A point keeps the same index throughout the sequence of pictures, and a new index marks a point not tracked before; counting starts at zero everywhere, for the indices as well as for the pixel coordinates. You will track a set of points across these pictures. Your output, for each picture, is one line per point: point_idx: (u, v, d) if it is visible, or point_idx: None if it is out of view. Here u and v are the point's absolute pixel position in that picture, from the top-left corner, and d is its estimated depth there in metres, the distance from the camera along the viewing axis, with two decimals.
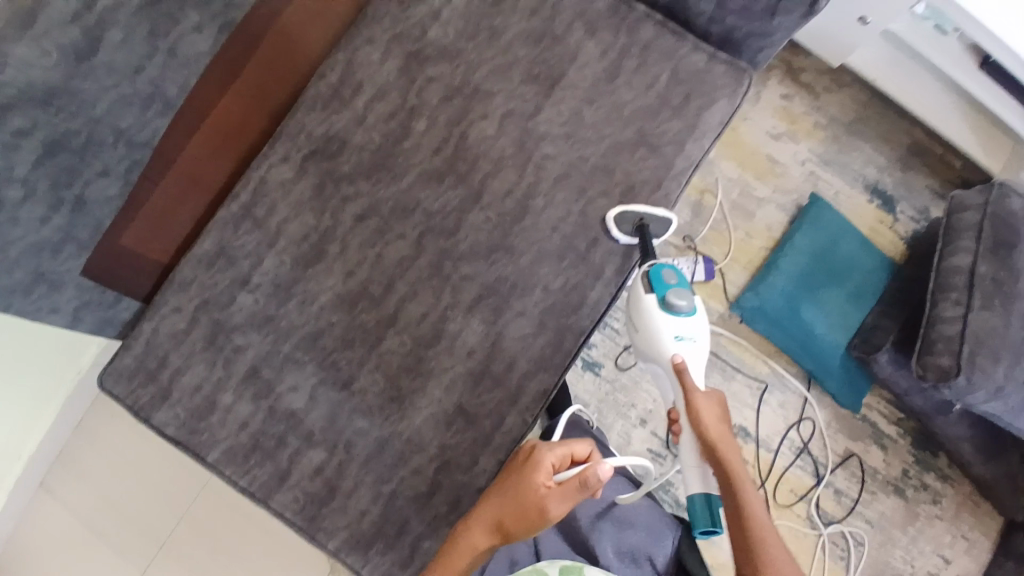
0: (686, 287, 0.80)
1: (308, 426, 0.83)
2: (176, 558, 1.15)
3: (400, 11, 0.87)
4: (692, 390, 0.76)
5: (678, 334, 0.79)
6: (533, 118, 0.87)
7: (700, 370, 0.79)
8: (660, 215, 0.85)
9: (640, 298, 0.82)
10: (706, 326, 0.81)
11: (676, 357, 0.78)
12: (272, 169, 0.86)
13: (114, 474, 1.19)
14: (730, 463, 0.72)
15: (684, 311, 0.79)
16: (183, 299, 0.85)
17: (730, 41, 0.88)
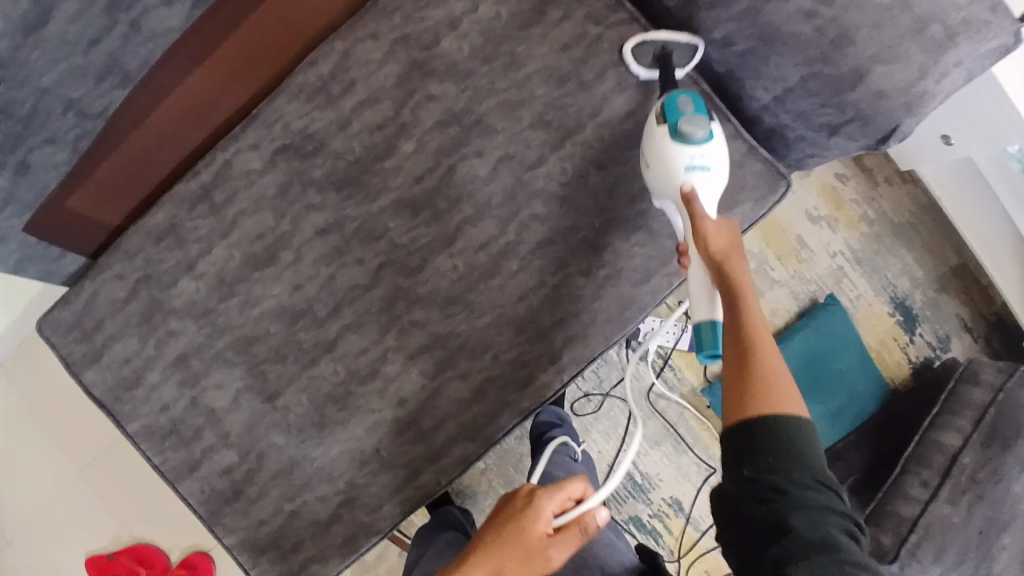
0: (704, 114, 0.68)
1: (225, 426, 0.81)
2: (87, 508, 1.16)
3: (415, 11, 0.78)
4: (701, 216, 0.65)
5: (692, 163, 0.67)
6: (531, 170, 0.78)
7: (711, 199, 0.68)
8: (684, 43, 0.72)
9: (650, 129, 0.70)
10: (724, 157, 0.69)
11: (686, 185, 0.67)
12: (240, 154, 0.79)
13: (60, 379, 1.17)
14: (737, 281, 0.62)
15: (699, 138, 0.67)
16: (127, 267, 0.81)
17: (780, 135, 0.74)
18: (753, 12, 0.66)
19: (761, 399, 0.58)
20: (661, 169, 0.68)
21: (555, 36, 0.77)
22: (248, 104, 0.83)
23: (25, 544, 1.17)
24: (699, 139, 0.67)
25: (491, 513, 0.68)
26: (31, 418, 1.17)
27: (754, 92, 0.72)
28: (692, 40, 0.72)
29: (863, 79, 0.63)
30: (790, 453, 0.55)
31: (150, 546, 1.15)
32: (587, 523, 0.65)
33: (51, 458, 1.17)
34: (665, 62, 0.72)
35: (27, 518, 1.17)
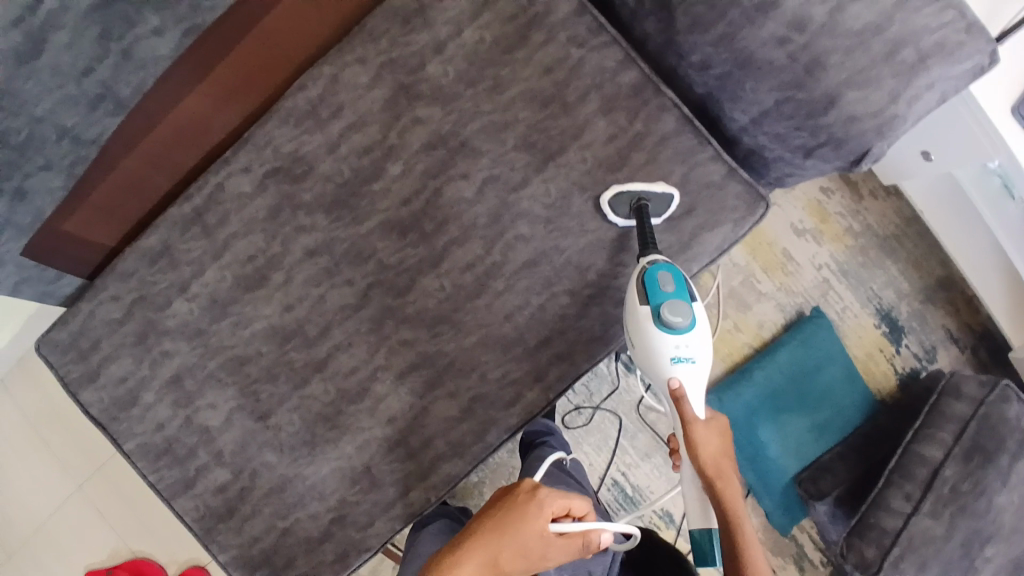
0: (686, 298, 0.69)
1: (219, 444, 0.83)
2: (87, 522, 1.18)
3: (401, 36, 0.79)
4: (690, 421, 0.69)
5: (677, 354, 0.70)
6: (516, 191, 0.79)
7: (699, 395, 0.72)
8: (659, 193, 0.76)
9: (632, 303, 0.70)
10: (705, 347, 0.72)
11: (673, 382, 0.70)
12: (231, 177, 0.81)
13: (59, 397, 1.18)
14: (726, 497, 0.68)
15: (681, 327, 0.69)
16: (122, 289, 0.83)
17: (758, 155, 0.76)
18: (730, 37, 0.66)
19: None
20: (649, 363, 0.71)
21: (538, 60, 0.79)
22: (240, 128, 0.85)
23: (26, 562, 1.18)
24: (681, 325, 0.69)
25: (490, 500, 0.70)
26: (31, 437, 1.18)
27: (732, 113, 0.73)
28: (666, 191, 0.75)
29: (835, 104, 0.64)
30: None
31: (148, 560, 1.16)
32: (590, 536, 0.66)
33: (51, 477, 1.18)
34: (642, 210, 0.75)
35: (29, 536, 1.19)
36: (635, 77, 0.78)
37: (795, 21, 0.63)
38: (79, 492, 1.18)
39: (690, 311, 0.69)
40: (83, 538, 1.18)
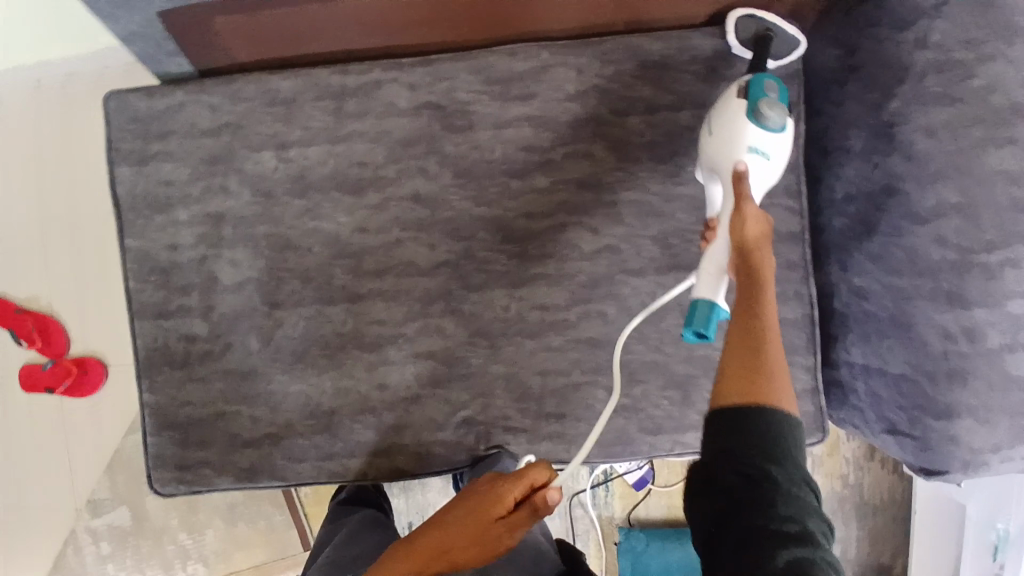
0: (785, 102, 0.65)
1: (214, 301, 0.78)
2: (37, 252, 1.13)
3: (628, 75, 0.75)
4: (743, 195, 0.59)
5: (754, 145, 0.63)
6: (627, 275, 0.76)
7: (759, 189, 0.64)
8: (788, 34, 0.72)
9: (726, 102, 0.66)
10: (787, 151, 0.65)
11: (739, 165, 0.62)
12: (391, 83, 0.76)
13: (94, 130, 1.11)
14: (762, 270, 0.55)
15: (773, 126, 0.63)
16: (225, 105, 0.77)
17: (841, 391, 0.77)
18: (903, 294, 0.66)
19: (755, 378, 0.50)
20: (718, 145, 0.65)
21: None
22: (433, 45, 0.79)
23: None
24: (772, 122, 0.63)
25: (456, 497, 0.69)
26: (44, 142, 1.12)
27: (851, 348, 0.74)
28: (796, 37, 0.72)
29: (947, 417, 0.65)
30: (777, 451, 0.47)
31: (60, 325, 1.12)
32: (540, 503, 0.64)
33: (25, 195, 1.12)
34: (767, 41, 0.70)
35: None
36: (795, 256, 0.75)
37: (968, 329, 0.63)
38: (51, 223, 1.12)
39: (787, 116, 0.63)
40: (25, 262, 1.13)
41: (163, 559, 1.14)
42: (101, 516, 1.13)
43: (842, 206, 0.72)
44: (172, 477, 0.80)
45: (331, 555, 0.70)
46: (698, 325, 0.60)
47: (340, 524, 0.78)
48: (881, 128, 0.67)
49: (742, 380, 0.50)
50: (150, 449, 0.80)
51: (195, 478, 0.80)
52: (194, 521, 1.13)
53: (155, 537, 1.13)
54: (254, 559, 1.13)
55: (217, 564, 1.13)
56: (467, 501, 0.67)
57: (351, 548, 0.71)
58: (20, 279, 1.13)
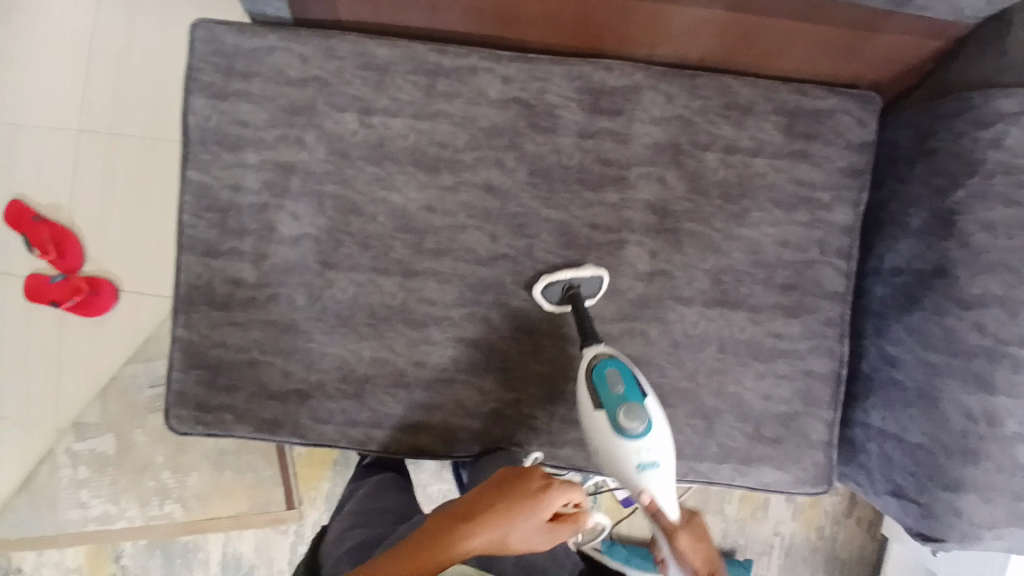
0: (638, 400, 0.69)
1: (269, 249, 0.78)
2: (74, 160, 1.13)
3: (715, 113, 0.76)
4: (671, 524, 0.70)
5: (641, 461, 0.69)
6: (676, 304, 0.78)
7: (671, 504, 0.71)
8: (588, 275, 0.77)
9: (589, 415, 0.70)
10: (670, 442, 0.70)
11: (644, 490, 0.69)
12: (486, 71, 0.76)
13: (160, 52, 1.12)
14: None
15: (641, 430, 0.68)
16: (316, 59, 0.77)
17: (850, 446, 0.82)
18: (935, 369, 0.71)
19: None
20: (615, 470, 0.70)
21: (789, 231, 0.77)
22: (512, 41, 0.80)
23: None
24: (637, 432, 0.68)
25: (498, 485, 0.70)
26: (108, 53, 1.12)
27: (869, 409, 0.78)
28: (596, 274, 0.77)
29: (954, 490, 0.70)
30: None
31: (76, 240, 1.12)
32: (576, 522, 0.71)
33: (75, 99, 1.13)
34: (576, 298, 0.76)
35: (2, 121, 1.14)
36: (834, 314, 0.79)
37: (990, 414, 0.68)
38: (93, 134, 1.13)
39: (647, 415, 0.68)
40: (60, 167, 1.13)
41: (141, 493, 1.16)
42: (84, 440, 1.15)
43: (888, 276, 0.77)
44: (190, 417, 0.79)
45: (358, 504, 0.83)
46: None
47: (363, 482, 0.91)
48: (944, 213, 0.70)
49: None
50: (174, 384, 0.79)
51: (216, 422, 0.79)
52: (182, 461, 1.15)
53: (137, 470, 1.15)
54: (236, 509, 1.15)
55: (195, 508, 1.15)
56: (517, 496, 0.68)
57: (375, 502, 0.84)
58: (54, 182, 1.14)
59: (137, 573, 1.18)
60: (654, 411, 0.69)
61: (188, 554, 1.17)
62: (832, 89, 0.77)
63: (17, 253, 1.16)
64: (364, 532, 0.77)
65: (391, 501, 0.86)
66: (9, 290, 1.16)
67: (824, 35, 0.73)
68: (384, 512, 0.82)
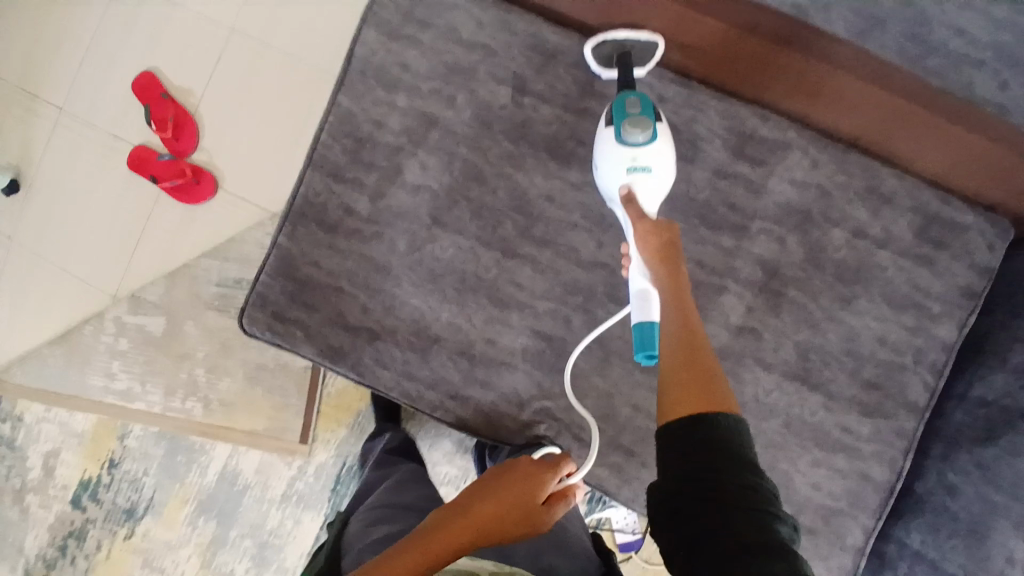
0: (649, 116, 0.72)
1: (389, 189, 0.81)
2: (217, 55, 1.19)
3: (852, 194, 0.77)
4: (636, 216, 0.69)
5: (634, 165, 0.71)
6: (757, 365, 0.78)
7: (653, 204, 0.72)
8: (643, 41, 0.77)
9: (601, 134, 0.75)
10: (669, 160, 0.72)
11: (626, 186, 0.71)
12: (644, 87, 0.78)
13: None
14: (678, 290, 0.64)
15: (642, 141, 0.71)
16: (492, 30, 0.80)
17: (882, 563, 0.79)
18: (994, 507, 0.68)
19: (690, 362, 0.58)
20: (607, 171, 0.73)
21: (887, 329, 0.77)
22: (676, 66, 0.80)
23: (150, 12, 1.21)
24: (637, 142, 0.71)
25: (491, 476, 0.72)
26: None
27: (912, 530, 0.76)
28: (651, 39, 0.77)
29: None
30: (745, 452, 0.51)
31: (196, 129, 1.18)
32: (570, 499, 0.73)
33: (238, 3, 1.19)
34: (626, 56, 0.76)
35: (165, 2, 1.21)
36: (910, 428, 0.77)
37: None
38: (244, 38, 1.19)
39: (652, 128, 0.71)
40: (203, 58, 1.19)
41: (171, 381, 1.18)
42: (137, 314, 1.19)
43: (973, 406, 0.75)
44: (263, 320, 0.81)
45: (383, 498, 0.83)
46: (648, 346, 0.68)
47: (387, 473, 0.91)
48: None
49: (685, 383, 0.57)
50: (259, 284, 0.82)
51: (285, 332, 0.81)
52: (222, 365, 1.18)
53: (175, 358, 1.18)
54: (252, 425, 1.17)
55: (216, 411, 1.18)
56: (509, 482, 0.70)
57: (398, 496, 0.84)
58: (193, 68, 1.19)
59: (138, 457, 1.19)
60: (659, 133, 0.72)
61: (193, 455, 1.18)
62: (973, 208, 0.77)
63: (136, 122, 1.21)
64: (388, 528, 0.76)
65: (414, 496, 0.85)
66: (117, 155, 1.22)
67: (985, 153, 0.73)
68: (406, 508, 0.82)
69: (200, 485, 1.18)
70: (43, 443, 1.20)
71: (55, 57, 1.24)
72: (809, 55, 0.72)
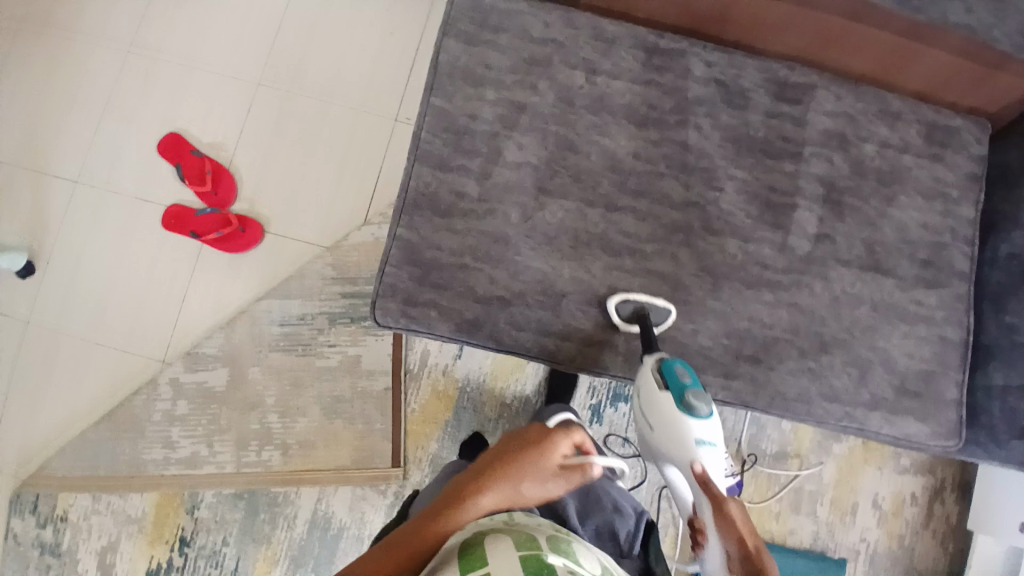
0: (701, 386, 0.78)
1: (495, 169, 0.89)
2: (245, 107, 1.23)
3: (871, 115, 0.94)
4: (719, 494, 0.72)
5: (700, 437, 0.76)
6: (837, 264, 0.91)
7: (717, 473, 0.77)
8: (659, 306, 0.87)
9: (654, 393, 0.79)
10: (722, 428, 0.79)
11: (696, 463, 0.76)
12: (693, 54, 0.93)
13: (348, 34, 1.26)
14: (754, 541, 0.69)
15: (703, 411, 0.77)
16: (557, 25, 0.93)
17: (973, 411, 0.93)
18: None
19: None
20: (673, 440, 0.77)
21: (925, 215, 0.93)
22: (712, 39, 0.98)
23: (167, 76, 1.24)
24: (702, 414, 0.77)
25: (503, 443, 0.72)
26: (300, 26, 1.26)
27: (993, 373, 0.91)
28: (667, 306, 0.86)
29: None
30: None
31: (233, 179, 1.20)
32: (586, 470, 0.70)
33: (258, 57, 1.25)
34: (646, 318, 0.85)
35: (182, 65, 1.24)
36: (964, 291, 0.93)
37: None
38: (269, 89, 1.24)
39: (710, 400, 0.77)
40: (230, 112, 1.23)
41: (240, 435, 1.13)
42: (195, 371, 1.14)
43: (1005, 261, 0.93)
44: (397, 309, 0.84)
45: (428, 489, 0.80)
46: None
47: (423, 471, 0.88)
48: None
49: None
50: (386, 276, 0.85)
51: (420, 316, 0.84)
52: (295, 404, 1.15)
53: (242, 410, 1.14)
54: (338, 462, 1.13)
55: (295, 456, 1.13)
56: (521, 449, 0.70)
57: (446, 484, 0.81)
58: (220, 122, 1.23)
59: (211, 528, 1.11)
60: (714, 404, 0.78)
61: (275, 510, 1.12)
62: (959, 115, 0.96)
63: (165, 182, 1.21)
64: None
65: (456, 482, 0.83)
66: (146, 217, 1.20)
67: (966, 72, 0.91)
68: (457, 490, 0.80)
69: (289, 539, 1.11)
70: (96, 539, 1.09)
71: (65, 132, 1.22)
72: (828, 13, 0.87)
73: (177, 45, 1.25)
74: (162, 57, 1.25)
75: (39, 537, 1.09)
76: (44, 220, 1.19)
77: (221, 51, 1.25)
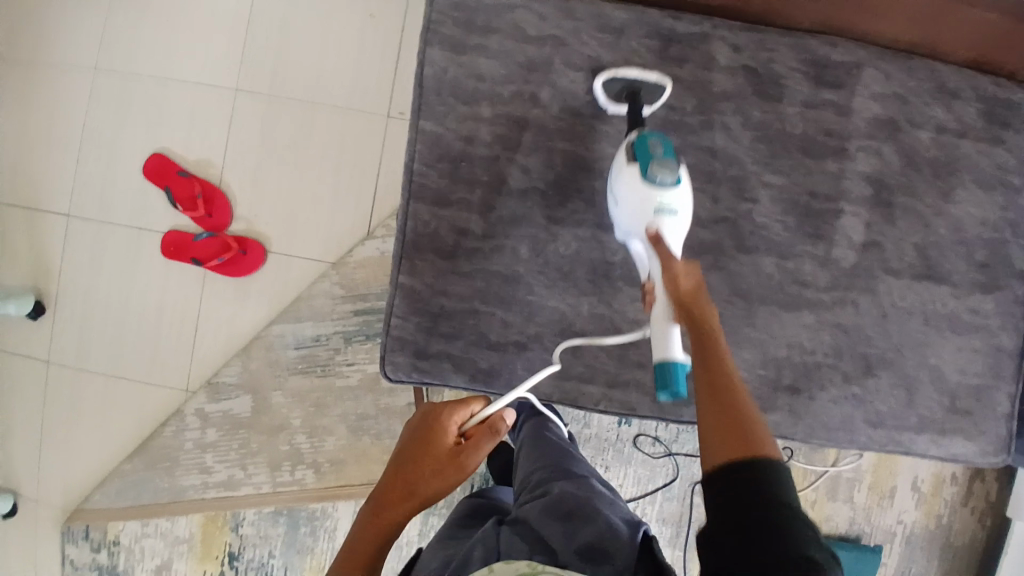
0: (672, 157, 0.71)
1: (498, 200, 0.80)
2: (227, 117, 1.15)
3: (927, 96, 0.81)
4: (665, 252, 0.66)
5: (661, 203, 0.70)
6: (885, 275, 0.82)
7: (676, 243, 0.71)
8: (653, 81, 0.79)
9: (621, 169, 0.72)
10: (690, 200, 0.72)
11: (652, 226, 0.69)
12: (717, 39, 0.80)
13: (327, 23, 1.15)
14: (706, 311, 0.62)
15: (668, 181, 0.70)
16: (557, 20, 0.80)
17: None
18: None
19: (726, 406, 0.56)
20: (630, 208, 0.71)
21: (988, 209, 0.82)
22: (734, 14, 0.83)
23: (141, 90, 1.15)
24: (666, 184, 0.70)
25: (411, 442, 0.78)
26: (274, 20, 1.15)
27: None
28: (661, 81, 0.78)
29: None
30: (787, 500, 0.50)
31: (226, 199, 1.13)
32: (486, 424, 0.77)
33: (233, 59, 1.15)
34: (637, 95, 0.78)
35: (156, 76, 1.15)
36: None
37: None
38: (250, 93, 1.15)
39: (677, 171, 0.70)
40: (213, 123, 1.15)
41: (272, 457, 1.13)
42: (219, 401, 1.14)
43: None
44: (407, 364, 0.80)
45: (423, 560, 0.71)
46: (670, 384, 0.64)
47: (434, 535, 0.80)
48: None
49: (717, 421, 0.55)
50: (392, 330, 0.80)
51: (432, 369, 0.80)
52: (319, 425, 1.14)
53: (270, 433, 1.13)
54: (370, 476, 1.13)
55: (328, 473, 1.13)
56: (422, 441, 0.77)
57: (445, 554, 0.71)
58: (204, 136, 1.15)
59: (257, 543, 1.12)
60: (682, 172, 0.71)
61: (315, 523, 1.12)
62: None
63: (158, 207, 1.15)
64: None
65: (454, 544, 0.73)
66: (146, 245, 1.15)
67: None
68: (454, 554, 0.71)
69: (331, 550, 1.12)
70: (149, 560, 1.12)
71: (48, 162, 1.16)
72: None
73: (147, 54, 1.16)
74: (133, 70, 1.16)
75: (94, 561, 1.12)
76: (44, 257, 1.16)
77: (194, 56, 1.15)
